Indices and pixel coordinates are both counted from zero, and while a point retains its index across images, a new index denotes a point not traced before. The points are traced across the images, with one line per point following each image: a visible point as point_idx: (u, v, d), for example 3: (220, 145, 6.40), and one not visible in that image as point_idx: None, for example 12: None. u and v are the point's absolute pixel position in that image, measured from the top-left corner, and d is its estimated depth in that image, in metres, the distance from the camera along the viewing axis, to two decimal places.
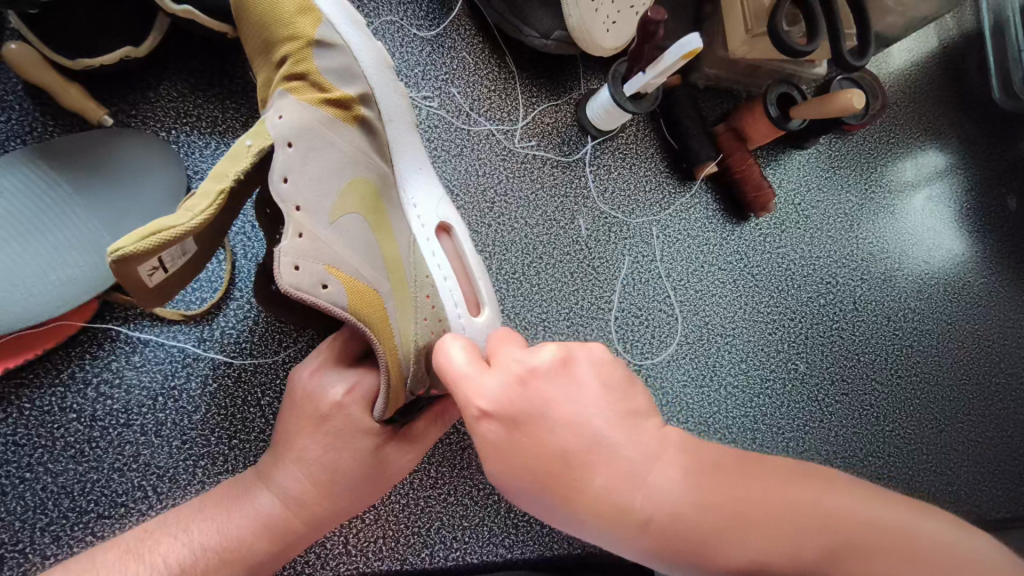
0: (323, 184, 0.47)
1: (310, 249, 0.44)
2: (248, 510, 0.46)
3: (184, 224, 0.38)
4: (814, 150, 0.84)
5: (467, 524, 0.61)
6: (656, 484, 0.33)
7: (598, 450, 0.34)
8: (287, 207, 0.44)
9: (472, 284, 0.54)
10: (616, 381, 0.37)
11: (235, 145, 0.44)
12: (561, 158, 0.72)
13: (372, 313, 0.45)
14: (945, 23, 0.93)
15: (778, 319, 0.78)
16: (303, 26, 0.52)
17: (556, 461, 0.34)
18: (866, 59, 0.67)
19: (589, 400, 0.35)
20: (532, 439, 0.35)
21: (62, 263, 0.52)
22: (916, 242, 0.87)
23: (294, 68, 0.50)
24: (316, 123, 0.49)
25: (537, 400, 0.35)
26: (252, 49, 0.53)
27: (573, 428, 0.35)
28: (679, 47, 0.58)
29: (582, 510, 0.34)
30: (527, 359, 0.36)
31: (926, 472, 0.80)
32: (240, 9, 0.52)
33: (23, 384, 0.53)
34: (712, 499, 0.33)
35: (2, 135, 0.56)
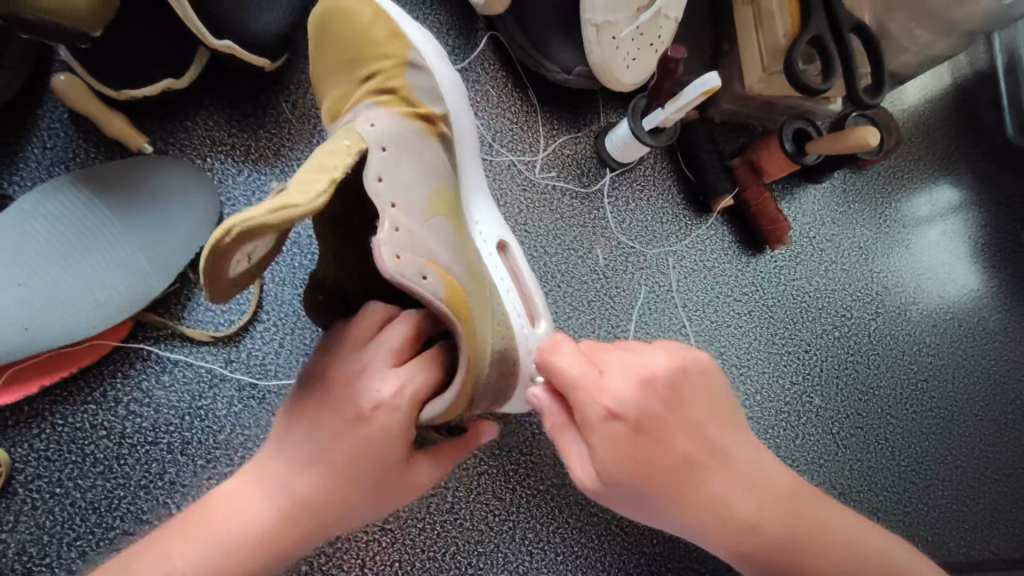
0: (415, 184, 0.48)
1: (407, 242, 0.44)
2: (250, 521, 0.44)
3: (303, 203, 0.37)
4: (829, 185, 0.85)
5: (482, 549, 0.62)
6: (753, 489, 0.42)
7: (711, 456, 0.41)
8: (385, 202, 0.44)
9: (530, 299, 0.57)
10: (708, 390, 0.43)
11: (333, 142, 0.45)
12: (581, 189, 0.73)
13: (462, 308, 0.45)
14: (958, 62, 0.94)
15: (792, 352, 0.78)
16: (395, 48, 0.55)
17: (676, 462, 0.40)
18: (880, 98, 0.68)
19: (702, 414, 0.42)
20: (656, 441, 0.40)
21: (99, 284, 0.54)
22: (932, 276, 0.87)
23: (384, 84, 0.53)
24: (406, 130, 0.51)
25: (658, 405, 0.41)
26: (333, 62, 0.56)
27: (690, 435, 0.41)
28: (698, 85, 0.60)
29: (696, 507, 0.41)
30: (649, 364, 0.42)
31: (943, 508, 0.79)
32: (331, 23, 0.55)
33: (57, 400, 0.55)
34: (792, 506, 0.43)
35: (47, 160, 0.58)
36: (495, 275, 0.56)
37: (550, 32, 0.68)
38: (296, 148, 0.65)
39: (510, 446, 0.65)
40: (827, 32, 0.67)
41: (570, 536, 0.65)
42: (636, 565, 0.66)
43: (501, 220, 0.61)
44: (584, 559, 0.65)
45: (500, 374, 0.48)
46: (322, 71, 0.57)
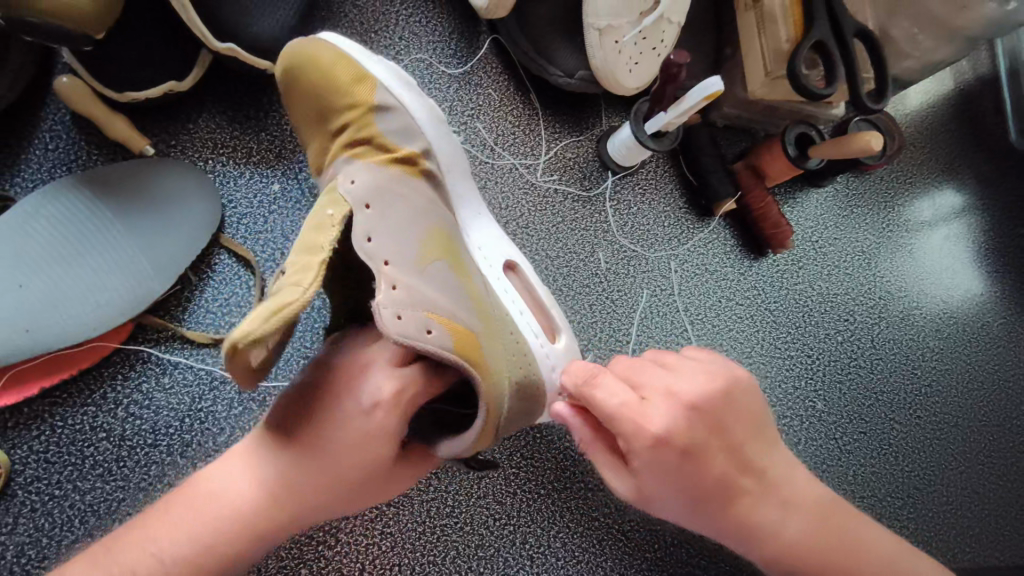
0: (403, 234, 0.49)
1: (407, 299, 0.45)
2: (230, 505, 0.44)
3: (298, 297, 0.39)
4: (831, 189, 0.85)
5: (482, 554, 0.62)
6: (784, 504, 0.45)
7: (746, 473, 0.45)
8: (377, 262, 0.46)
9: (545, 312, 0.59)
10: (744, 403, 0.45)
11: (319, 216, 0.48)
12: (582, 192, 0.73)
13: (474, 353, 0.45)
14: (961, 66, 0.94)
15: (795, 356, 0.78)
16: (362, 94, 0.55)
17: (715, 481, 0.44)
18: (883, 102, 0.68)
19: (740, 433, 0.45)
20: (698, 461, 0.43)
21: (99, 287, 0.54)
22: (935, 282, 0.87)
23: (357, 135, 0.54)
24: (386, 181, 0.51)
25: (698, 429, 0.43)
26: (305, 119, 0.57)
27: (728, 453, 0.44)
28: (701, 89, 0.60)
29: (728, 518, 0.45)
30: (692, 387, 0.44)
31: (947, 514, 0.78)
32: (291, 79, 0.56)
33: (56, 402, 0.55)
34: (819, 518, 0.46)
35: (49, 162, 0.58)
36: (505, 300, 0.57)
37: (552, 35, 0.68)
38: (298, 150, 0.65)
39: (511, 450, 0.65)
40: (829, 37, 0.67)
41: (571, 540, 0.64)
42: (637, 570, 0.66)
43: (507, 238, 0.61)
44: (585, 564, 0.64)
45: (525, 403, 0.49)
46: (297, 128, 0.59)
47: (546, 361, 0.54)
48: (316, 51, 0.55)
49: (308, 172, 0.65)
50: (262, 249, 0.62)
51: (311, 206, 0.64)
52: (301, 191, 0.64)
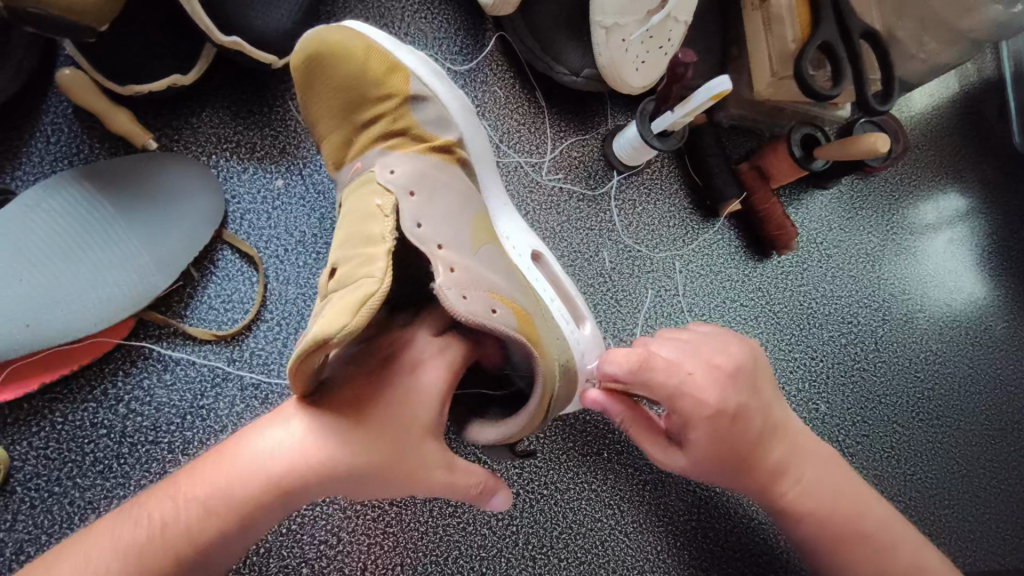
0: (451, 221, 0.49)
1: (466, 279, 0.45)
2: (255, 464, 0.42)
3: (377, 289, 0.39)
4: (835, 191, 0.85)
5: (485, 554, 0.61)
6: (796, 459, 0.55)
7: (771, 433, 0.54)
8: (431, 247, 0.46)
9: (573, 304, 0.58)
10: (762, 368, 0.56)
11: (367, 206, 0.47)
12: (588, 192, 0.73)
13: (534, 333, 0.45)
14: (967, 70, 0.94)
15: (798, 358, 0.78)
16: (396, 83, 0.55)
17: (750, 438, 0.53)
18: (890, 103, 0.68)
19: (766, 400, 0.54)
20: (737, 420, 0.52)
21: (102, 282, 0.54)
22: (938, 284, 0.87)
23: (393, 125, 0.55)
24: (427, 167, 0.52)
25: (742, 395, 0.52)
26: (333, 110, 0.56)
27: (759, 415, 0.53)
28: (708, 89, 0.59)
29: (754, 469, 0.54)
30: (732, 360, 0.53)
31: (950, 518, 0.78)
32: (321, 70, 0.55)
33: (57, 398, 0.54)
34: (822, 473, 0.56)
35: (51, 155, 0.58)
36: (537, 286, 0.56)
37: (559, 33, 0.68)
38: (302, 147, 0.64)
39: None
40: (837, 39, 0.67)
41: (574, 542, 0.64)
42: (640, 572, 0.65)
43: (530, 230, 0.61)
44: (588, 565, 0.64)
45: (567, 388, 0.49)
46: (317, 121, 0.58)
47: (578, 348, 0.54)
48: (343, 40, 0.55)
49: (312, 168, 0.64)
50: (266, 245, 0.61)
51: (314, 202, 0.64)
52: (305, 188, 0.64)
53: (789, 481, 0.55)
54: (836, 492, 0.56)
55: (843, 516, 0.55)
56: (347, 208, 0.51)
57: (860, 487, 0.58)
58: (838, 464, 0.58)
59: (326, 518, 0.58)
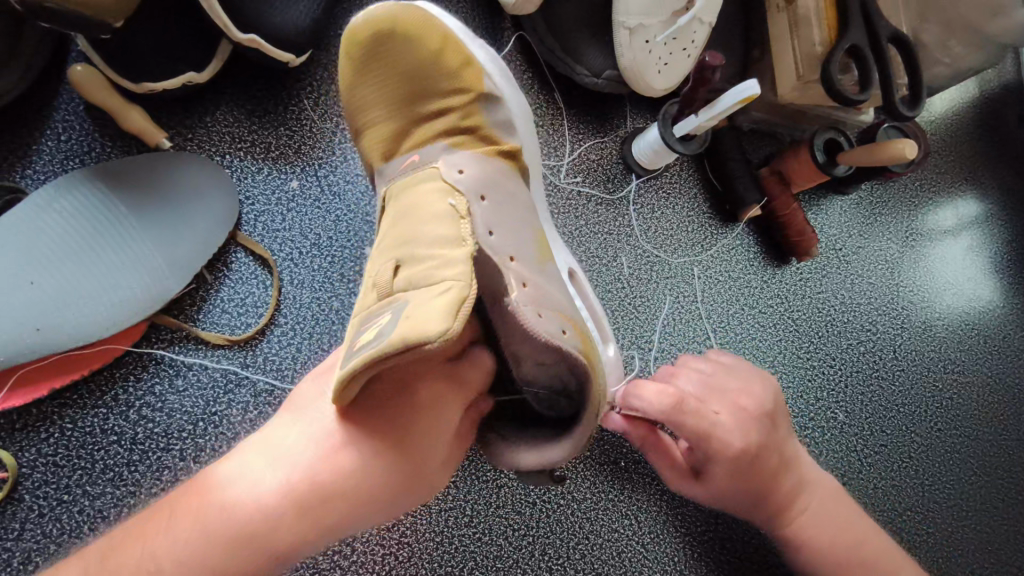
0: (517, 235, 0.48)
1: (535, 296, 0.44)
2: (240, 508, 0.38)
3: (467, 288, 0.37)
4: (855, 197, 0.83)
5: (501, 565, 0.60)
6: (807, 495, 0.55)
7: (789, 469, 0.54)
8: (504, 258, 0.45)
9: (598, 320, 0.57)
10: (779, 407, 0.56)
11: (439, 203, 0.46)
12: (606, 195, 0.72)
13: (595, 355, 0.45)
14: (987, 75, 0.92)
15: (818, 367, 0.76)
16: (471, 80, 0.55)
17: (769, 473, 0.52)
18: (918, 109, 0.67)
19: (785, 439, 0.54)
20: (759, 459, 0.51)
21: (114, 284, 0.52)
22: (957, 291, 0.86)
23: (460, 123, 0.54)
24: (493, 173, 0.51)
25: (764, 433, 0.52)
26: (394, 96, 0.55)
27: (778, 452, 0.53)
28: (735, 93, 0.58)
29: (769, 502, 0.54)
30: (751, 398, 0.53)
31: (968, 529, 0.77)
32: (392, 53, 0.55)
33: (66, 403, 0.53)
34: (831, 507, 0.56)
35: (61, 154, 0.56)
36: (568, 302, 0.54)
37: (580, 34, 0.66)
38: (317, 147, 0.63)
39: None
40: (864, 43, 0.65)
41: (591, 553, 0.63)
42: None
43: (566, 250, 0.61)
44: None
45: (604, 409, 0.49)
46: (372, 104, 0.56)
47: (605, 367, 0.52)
48: (422, 28, 0.55)
49: (327, 169, 0.63)
50: (280, 248, 0.60)
51: (329, 204, 0.62)
52: (320, 189, 0.62)
53: (795, 513, 0.54)
54: (844, 526, 0.55)
55: (850, 548, 0.55)
56: (405, 194, 0.50)
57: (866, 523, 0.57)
58: (848, 503, 0.57)
59: None
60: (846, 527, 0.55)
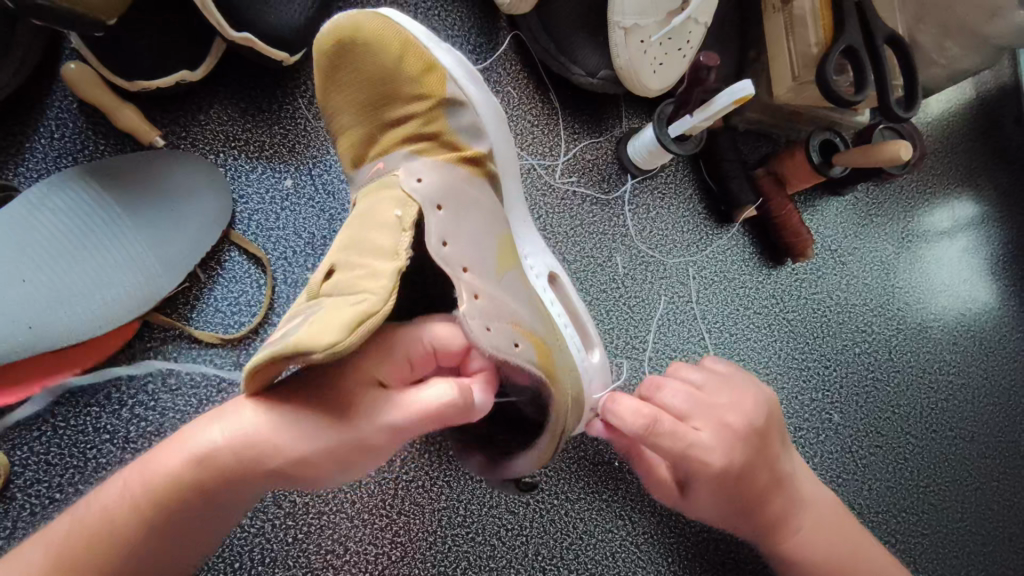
0: (478, 243, 0.48)
1: (486, 308, 0.44)
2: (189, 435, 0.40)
3: (381, 309, 0.37)
4: (851, 198, 0.83)
5: (494, 565, 0.60)
6: (797, 511, 0.55)
7: (776, 487, 0.53)
8: (456, 270, 0.45)
9: (582, 325, 0.57)
10: (773, 420, 0.55)
11: (387, 215, 0.46)
12: (601, 195, 0.72)
13: (552, 365, 0.45)
14: (984, 76, 0.92)
15: (812, 367, 0.76)
16: (433, 86, 0.54)
17: (755, 492, 0.52)
18: (914, 110, 0.66)
19: (773, 456, 0.53)
20: (743, 479, 0.51)
21: (108, 282, 0.52)
22: (952, 292, 0.86)
23: (423, 130, 0.53)
24: (454, 179, 0.50)
25: (749, 451, 0.51)
26: (358, 104, 0.55)
27: (765, 470, 0.52)
28: (730, 94, 0.58)
29: (757, 520, 0.54)
30: (739, 413, 0.52)
31: (962, 530, 0.77)
32: (351, 61, 0.54)
33: (58, 402, 0.53)
34: (825, 520, 0.56)
35: (54, 151, 0.56)
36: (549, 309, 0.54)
37: (575, 33, 0.66)
38: (312, 146, 0.63)
39: None
40: (861, 44, 0.65)
41: (585, 553, 0.63)
42: None
43: (547, 250, 0.60)
44: None
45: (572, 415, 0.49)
46: (339, 113, 0.56)
47: (586, 375, 0.53)
48: (381, 36, 0.54)
49: (321, 168, 0.63)
50: (274, 247, 0.60)
51: (324, 203, 0.62)
52: (314, 188, 0.62)
53: (788, 531, 0.55)
54: (838, 536, 0.56)
55: (845, 556, 0.55)
56: (365, 205, 0.49)
57: (861, 533, 0.57)
58: (841, 515, 0.57)
59: (333, 526, 0.57)
60: (842, 539, 0.56)
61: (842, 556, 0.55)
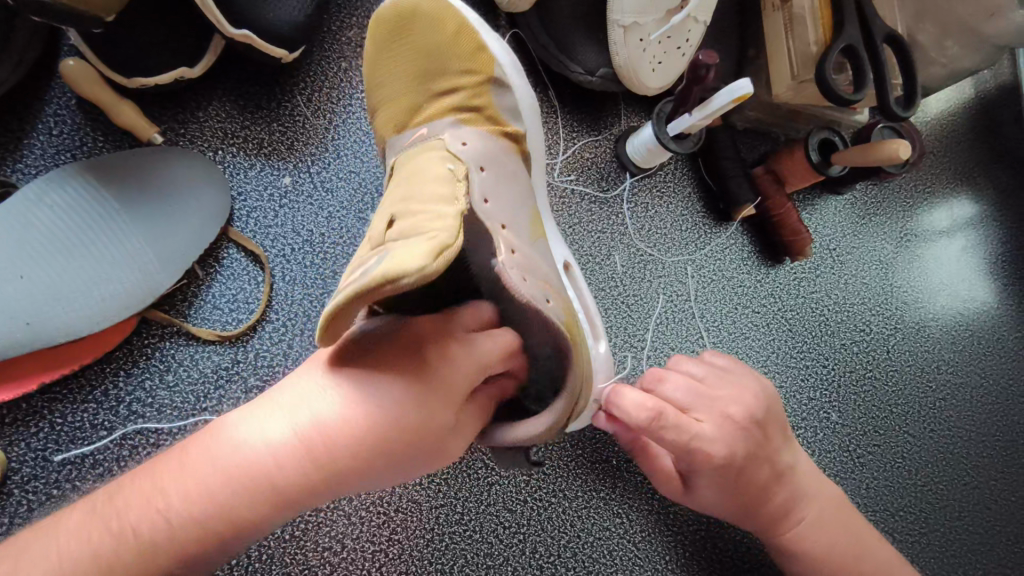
0: (513, 208, 0.51)
1: (521, 263, 0.46)
2: (247, 453, 0.35)
3: (454, 240, 0.38)
4: (850, 197, 0.83)
5: (491, 563, 0.60)
6: (799, 504, 0.55)
7: (777, 481, 0.54)
8: (495, 225, 0.47)
9: (590, 316, 0.57)
10: (773, 414, 0.55)
11: (440, 167, 0.47)
12: (600, 193, 0.72)
13: (578, 336, 0.46)
14: (983, 75, 0.92)
15: (811, 366, 0.76)
16: (484, 64, 0.56)
17: (754, 485, 0.52)
18: (913, 109, 0.66)
19: (775, 450, 0.53)
20: (744, 471, 0.51)
21: (105, 278, 0.52)
22: (951, 292, 0.86)
23: (469, 101, 0.55)
24: (495, 149, 0.53)
25: (750, 443, 0.51)
26: (404, 70, 0.57)
27: (766, 463, 0.52)
28: (729, 92, 0.58)
29: (758, 512, 0.54)
30: (741, 405, 0.52)
31: (960, 530, 0.77)
32: (405, 30, 0.56)
33: (56, 398, 0.53)
34: (829, 514, 0.56)
35: (53, 147, 0.56)
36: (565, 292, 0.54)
37: (575, 31, 0.66)
38: (310, 143, 0.63)
39: None
40: (860, 42, 0.65)
41: (583, 551, 0.63)
42: None
43: (561, 241, 0.61)
44: None
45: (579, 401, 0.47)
46: (385, 76, 0.57)
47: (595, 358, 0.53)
48: (440, 11, 0.56)
49: (320, 166, 0.63)
50: (272, 244, 0.60)
51: (323, 201, 0.62)
52: (313, 186, 0.62)
53: (790, 524, 0.55)
54: (844, 530, 0.56)
55: (852, 550, 0.55)
56: (409, 157, 0.52)
57: (866, 528, 0.57)
58: (846, 510, 0.57)
59: (330, 524, 0.57)
60: (846, 534, 0.56)
61: (844, 552, 0.55)
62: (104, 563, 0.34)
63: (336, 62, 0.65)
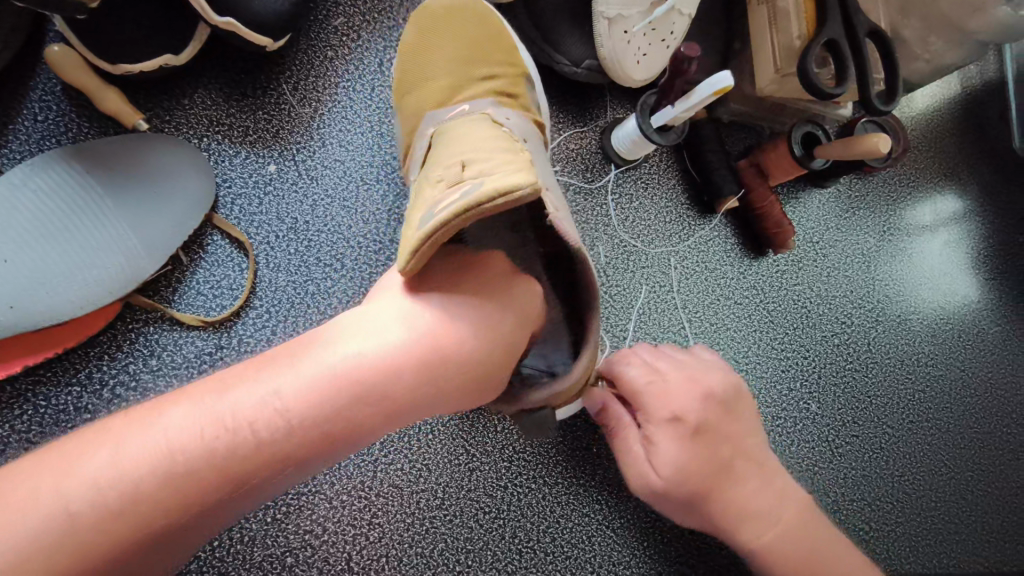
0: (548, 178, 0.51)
1: (566, 221, 0.46)
2: (359, 361, 0.40)
3: None
4: (835, 190, 0.84)
5: (470, 547, 0.61)
6: (767, 500, 0.51)
7: (742, 465, 0.52)
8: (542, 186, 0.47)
9: None
10: (741, 400, 0.54)
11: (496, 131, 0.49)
12: (585, 184, 0.72)
13: None
14: (969, 71, 0.93)
15: (791, 357, 0.78)
16: (521, 62, 0.60)
17: (718, 462, 0.50)
18: (894, 103, 0.67)
19: (739, 429, 0.53)
20: (706, 442, 0.50)
21: (89, 263, 0.53)
22: (932, 287, 0.87)
23: (508, 87, 0.57)
24: (529, 128, 0.55)
25: (710, 416, 0.51)
26: (454, 47, 0.59)
27: (730, 441, 0.52)
28: (709, 84, 0.58)
29: (724, 502, 0.50)
30: (707, 382, 0.53)
31: (934, 519, 0.78)
32: (458, 18, 0.60)
33: (41, 380, 0.54)
34: (800, 517, 0.52)
35: (38, 133, 0.57)
36: None
37: (559, 22, 0.67)
38: (296, 131, 0.63)
39: (504, 444, 0.64)
40: (842, 37, 0.66)
41: (561, 536, 0.64)
42: (625, 568, 0.65)
43: None
44: (573, 560, 0.64)
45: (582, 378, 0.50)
46: (433, 50, 0.59)
47: None
48: (490, 12, 0.61)
49: (307, 154, 0.63)
50: (257, 231, 0.61)
51: (308, 189, 0.63)
52: (298, 174, 0.63)
53: (760, 523, 0.51)
54: (816, 540, 0.51)
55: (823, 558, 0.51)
56: (451, 125, 0.52)
57: (840, 541, 0.53)
58: (821, 522, 0.53)
59: (311, 507, 0.58)
60: (817, 543, 0.51)
61: None
62: (219, 455, 0.36)
63: (323, 51, 0.65)
